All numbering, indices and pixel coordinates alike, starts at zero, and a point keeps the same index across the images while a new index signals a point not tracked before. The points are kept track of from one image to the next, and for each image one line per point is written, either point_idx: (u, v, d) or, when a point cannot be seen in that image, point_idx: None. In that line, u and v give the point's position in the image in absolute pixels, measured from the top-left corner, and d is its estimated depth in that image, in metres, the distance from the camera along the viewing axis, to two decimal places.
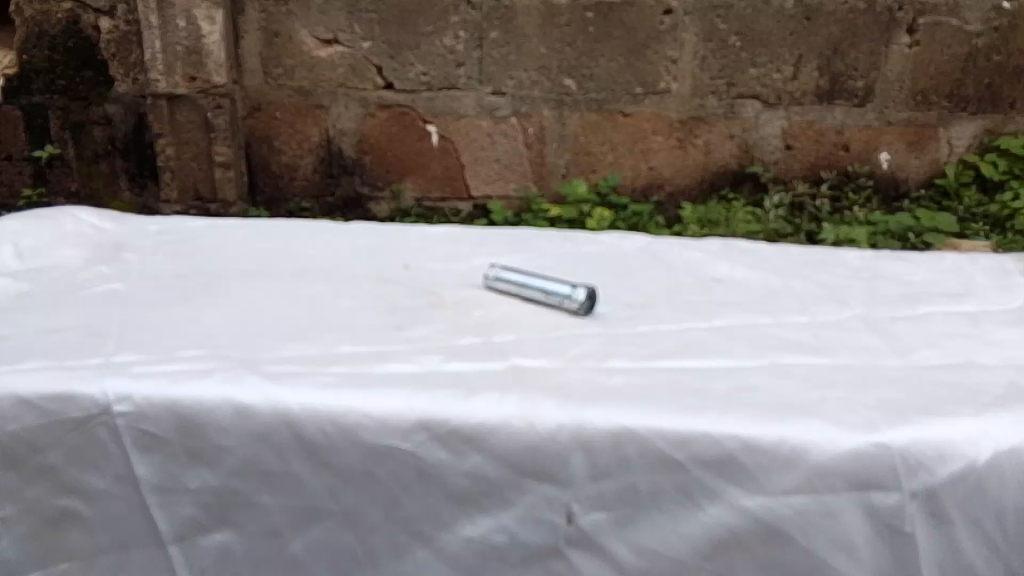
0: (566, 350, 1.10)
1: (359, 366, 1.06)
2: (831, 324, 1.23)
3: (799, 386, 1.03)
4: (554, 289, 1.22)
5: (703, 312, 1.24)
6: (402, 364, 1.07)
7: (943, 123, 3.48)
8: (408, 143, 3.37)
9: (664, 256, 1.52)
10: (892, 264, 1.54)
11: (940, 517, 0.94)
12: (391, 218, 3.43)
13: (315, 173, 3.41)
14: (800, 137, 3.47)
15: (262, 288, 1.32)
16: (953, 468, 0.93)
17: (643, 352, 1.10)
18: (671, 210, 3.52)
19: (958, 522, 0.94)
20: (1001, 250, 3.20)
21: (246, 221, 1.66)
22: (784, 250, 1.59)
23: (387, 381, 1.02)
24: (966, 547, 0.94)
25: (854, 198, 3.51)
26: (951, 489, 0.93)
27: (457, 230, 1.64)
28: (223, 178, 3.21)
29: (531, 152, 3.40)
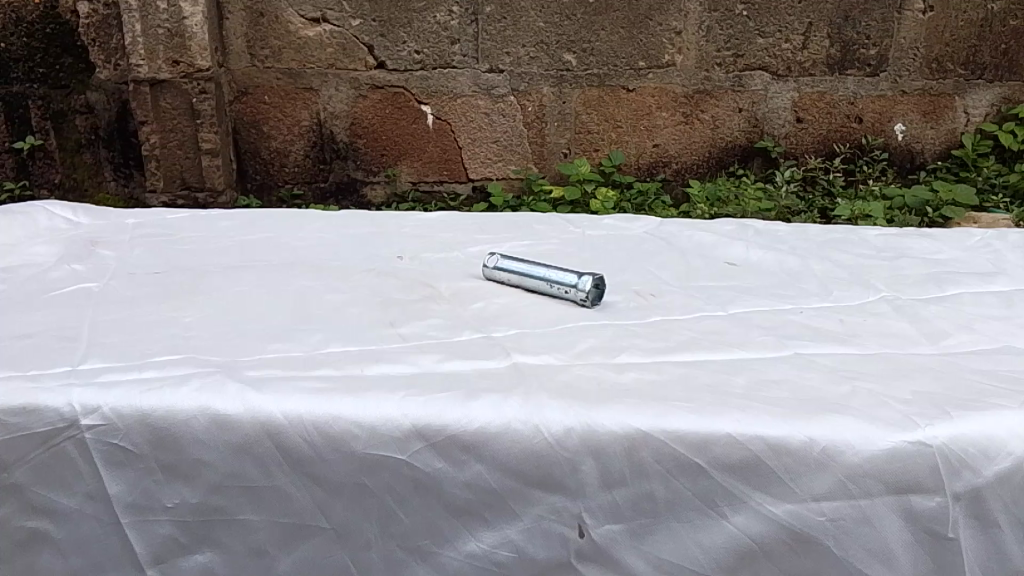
0: (573, 345, 0.92)
1: (342, 367, 0.84)
2: (855, 309, 1.09)
3: (823, 380, 0.85)
4: (558, 278, 1.08)
5: (717, 300, 1.10)
6: (367, 359, 0.86)
7: (959, 92, 3.34)
8: (402, 124, 3.22)
9: (675, 240, 1.38)
10: (916, 241, 1.41)
11: (986, 523, 0.75)
12: (387, 203, 3.30)
13: (306, 159, 3.27)
14: (811, 109, 3.32)
15: (247, 279, 1.14)
16: (999, 467, 0.74)
17: (660, 346, 0.93)
18: (678, 188, 3.38)
19: (1006, 526, 0.75)
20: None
21: (224, 210, 1.50)
22: (800, 229, 1.46)
23: (352, 377, 0.81)
24: (1015, 553, 0.76)
25: (868, 171, 3.37)
26: (997, 489, 0.75)
27: (451, 217, 1.51)
28: (210, 166, 3.07)
29: (531, 131, 3.26)
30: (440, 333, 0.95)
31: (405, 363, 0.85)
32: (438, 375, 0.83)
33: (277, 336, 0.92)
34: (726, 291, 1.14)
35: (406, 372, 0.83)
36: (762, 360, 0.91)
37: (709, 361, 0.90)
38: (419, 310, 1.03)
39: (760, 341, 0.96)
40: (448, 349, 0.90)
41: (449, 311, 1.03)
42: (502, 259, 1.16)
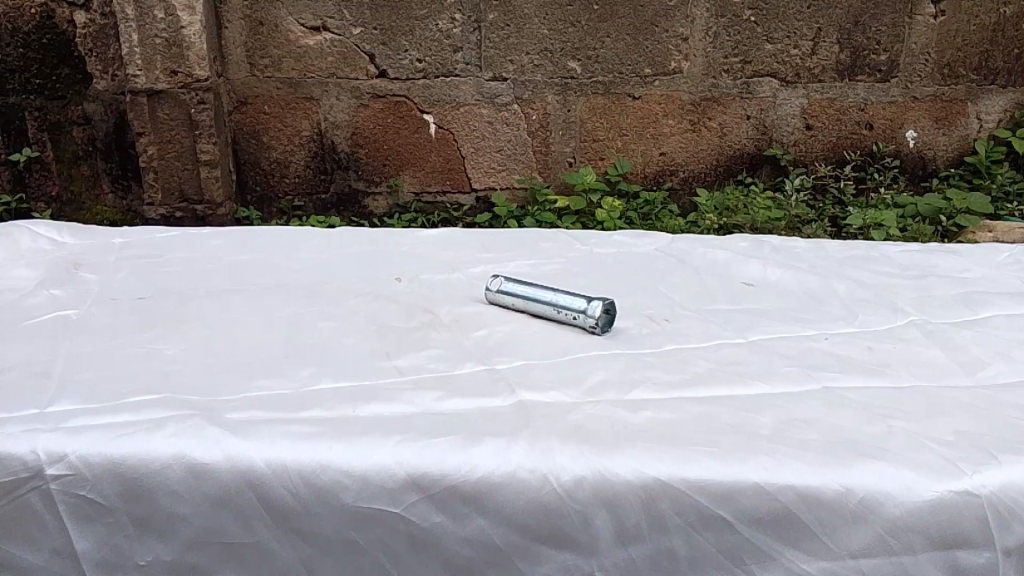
0: (583, 378, 0.86)
1: (332, 406, 0.77)
2: (883, 336, 1.03)
3: (856, 419, 0.79)
4: (565, 302, 1.02)
5: (735, 326, 1.04)
6: (358, 397, 0.79)
7: (971, 98, 3.28)
8: (404, 134, 3.16)
9: (688, 257, 1.32)
10: (941, 258, 1.34)
11: None
12: (389, 214, 3.24)
13: (307, 169, 3.20)
14: (821, 116, 3.25)
15: (236, 305, 1.07)
16: None
17: (677, 380, 0.87)
18: (685, 197, 3.31)
19: None
20: None
21: (215, 228, 1.44)
22: (818, 245, 1.39)
23: (343, 418, 0.75)
24: None
25: (880, 178, 3.30)
26: None
27: (452, 234, 1.45)
28: (208, 178, 3.00)
29: (535, 140, 3.19)
30: (440, 365, 0.88)
31: (401, 400, 0.79)
32: (437, 415, 0.76)
33: (264, 370, 0.86)
34: (745, 315, 1.08)
35: (402, 412, 0.77)
36: (787, 397, 0.84)
37: (731, 398, 0.84)
38: (418, 339, 0.96)
39: (785, 373, 0.90)
40: (449, 385, 0.83)
41: (449, 340, 0.96)
42: (506, 281, 1.10)
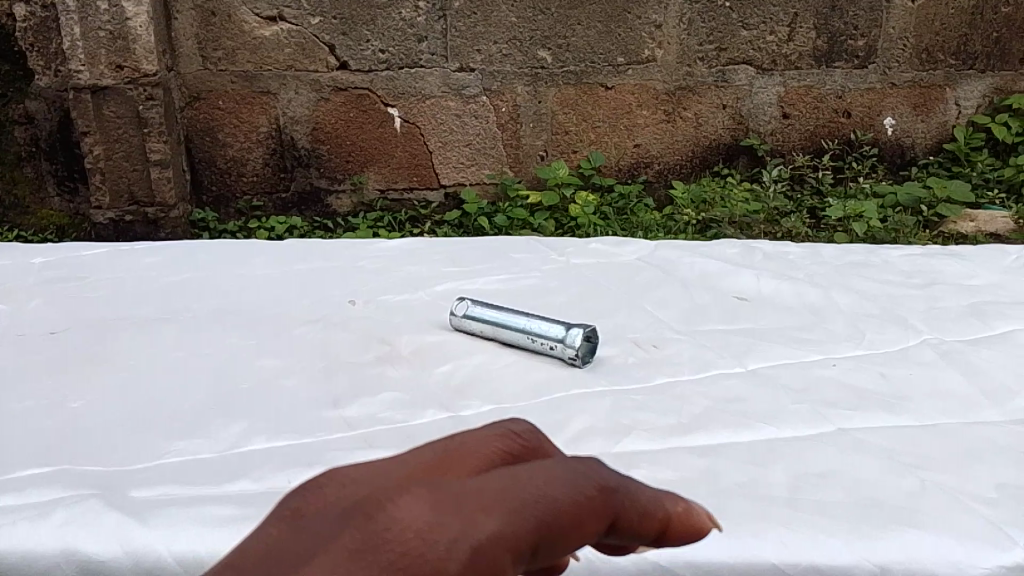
0: (566, 427, 0.76)
1: (261, 478, 0.68)
2: (898, 358, 0.92)
3: (883, 469, 0.69)
4: (539, 330, 0.90)
5: (734, 350, 0.92)
6: (289, 462, 0.70)
7: (950, 83, 3.20)
8: (368, 129, 2.98)
9: (675, 268, 1.20)
10: (945, 262, 1.24)
11: None
12: (354, 213, 3.06)
13: (265, 167, 3.01)
14: (798, 104, 3.15)
15: (162, 337, 0.95)
16: None
17: (671, 425, 0.76)
18: (661, 190, 3.19)
19: None
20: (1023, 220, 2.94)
21: (151, 244, 1.30)
22: (813, 250, 1.29)
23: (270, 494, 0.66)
24: None
25: (858, 167, 3.20)
26: None
27: (415, 245, 1.32)
28: (160, 179, 2.77)
29: (505, 133, 3.05)
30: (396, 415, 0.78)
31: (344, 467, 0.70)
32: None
33: (184, 427, 0.76)
34: (741, 337, 0.96)
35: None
36: (798, 443, 0.73)
37: (732, 447, 0.73)
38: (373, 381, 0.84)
39: (793, 411, 0.78)
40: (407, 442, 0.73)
41: (411, 380, 0.85)
42: (474, 304, 0.96)
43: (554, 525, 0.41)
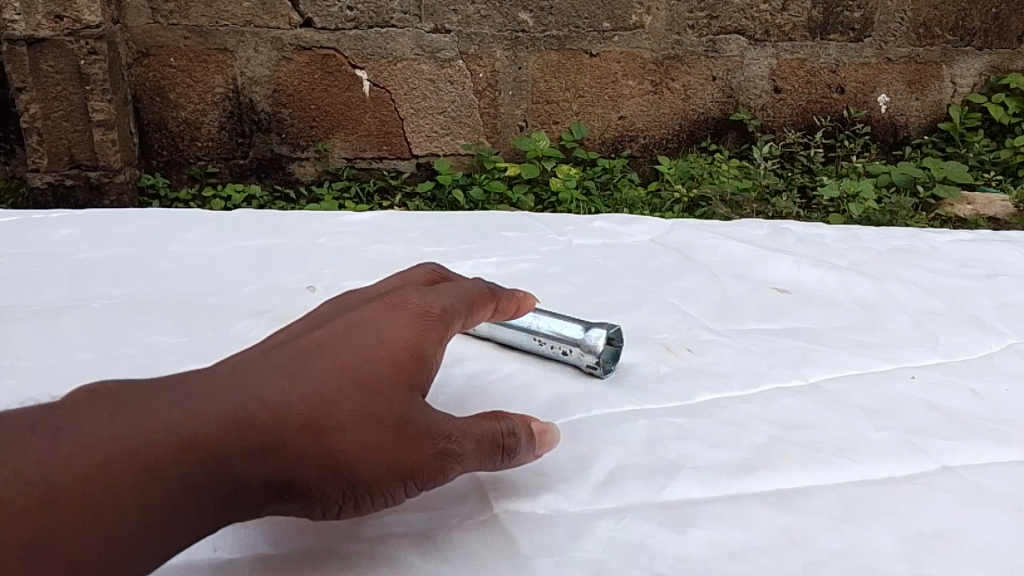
0: (594, 472, 0.63)
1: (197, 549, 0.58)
2: (983, 369, 0.76)
3: (1010, 528, 0.57)
4: (549, 333, 0.77)
5: (784, 356, 0.76)
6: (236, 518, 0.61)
7: (946, 60, 2.97)
8: (333, 92, 2.64)
9: (696, 251, 1.03)
10: (1003, 247, 1.08)
11: None
12: (319, 183, 2.74)
13: (220, 131, 2.66)
14: (791, 78, 2.91)
15: (72, 339, 0.79)
16: None
17: (730, 461, 0.63)
18: (646, 165, 2.92)
19: None
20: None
21: (70, 213, 1.09)
22: (849, 231, 1.12)
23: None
24: None
25: (850, 146, 2.98)
26: None
27: (387, 218, 1.12)
28: (104, 143, 2.41)
29: (482, 101, 2.74)
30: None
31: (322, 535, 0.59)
32: (377, 567, 0.57)
33: None
34: (792, 341, 0.80)
35: (310, 545, 0.59)
36: (900, 488, 0.60)
37: (817, 493, 0.60)
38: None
39: (878, 441, 0.65)
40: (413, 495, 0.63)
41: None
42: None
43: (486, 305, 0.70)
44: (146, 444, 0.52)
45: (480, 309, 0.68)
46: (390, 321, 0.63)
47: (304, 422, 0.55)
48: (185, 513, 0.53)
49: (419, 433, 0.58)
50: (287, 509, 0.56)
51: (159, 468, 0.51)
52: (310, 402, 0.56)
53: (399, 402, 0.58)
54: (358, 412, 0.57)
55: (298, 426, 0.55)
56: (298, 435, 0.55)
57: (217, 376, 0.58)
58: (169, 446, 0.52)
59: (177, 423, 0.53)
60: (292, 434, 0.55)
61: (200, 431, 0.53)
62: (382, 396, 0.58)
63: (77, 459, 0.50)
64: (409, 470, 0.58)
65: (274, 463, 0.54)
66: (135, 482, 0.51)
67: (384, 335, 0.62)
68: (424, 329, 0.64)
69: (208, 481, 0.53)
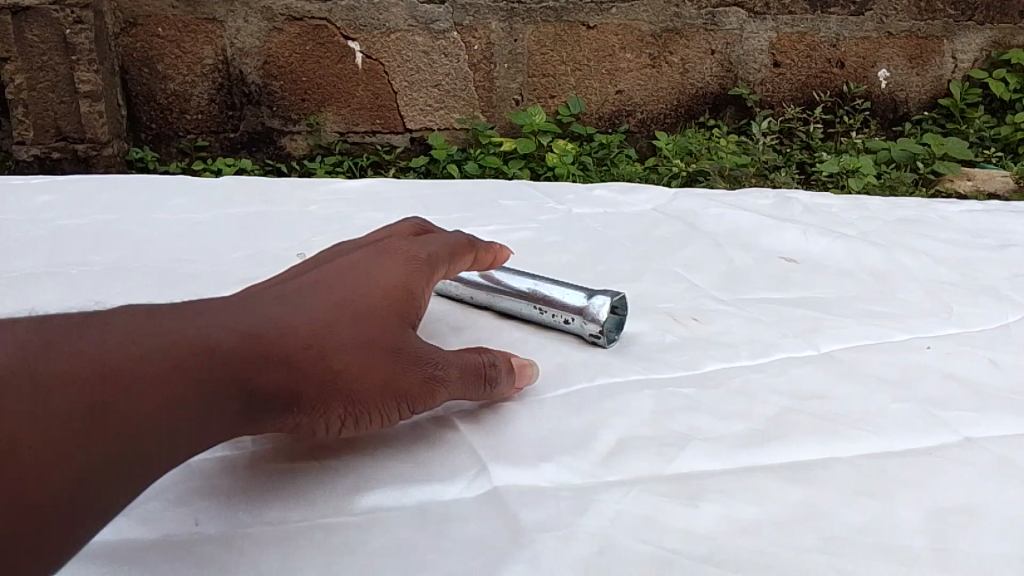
0: (598, 441, 0.62)
1: (192, 509, 0.57)
2: (1000, 339, 0.74)
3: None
4: (554, 301, 0.76)
5: (796, 327, 0.75)
6: (224, 496, 0.58)
7: (948, 34, 2.55)
8: (324, 64, 2.31)
9: (700, 221, 1.00)
10: (1017, 221, 1.04)
11: None
12: (311, 158, 2.39)
13: (211, 104, 2.33)
14: (790, 52, 2.51)
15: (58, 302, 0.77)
16: None
17: (742, 433, 0.61)
18: (644, 141, 2.54)
19: None
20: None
21: (54, 179, 1.06)
22: (857, 202, 1.09)
23: (201, 552, 0.54)
24: None
25: (850, 122, 2.55)
26: None
27: (381, 187, 1.09)
28: (91, 114, 2.15)
29: (477, 74, 2.39)
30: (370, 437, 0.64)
31: (318, 502, 0.58)
32: (374, 524, 0.56)
33: None
34: (803, 312, 0.78)
35: (301, 522, 0.56)
36: (922, 462, 0.58)
37: (833, 467, 0.58)
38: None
39: (896, 413, 0.63)
40: (410, 472, 0.60)
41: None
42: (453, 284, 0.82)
43: (465, 255, 0.75)
44: (172, 354, 0.54)
45: (462, 257, 0.72)
46: (381, 263, 0.67)
47: (310, 343, 0.59)
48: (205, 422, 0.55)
49: (409, 359, 0.63)
50: (288, 427, 0.59)
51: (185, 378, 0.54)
52: (314, 326, 0.60)
53: (392, 330, 0.62)
54: (356, 336, 0.60)
55: (304, 348, 0.58)
56: (306, 354, 0.58)
57: (223, 305, 0.60)
58: (194, 358, 0.54)
59: (197, 339, 0.55)
60: (299, 354, 0.58)
61: (217, 347, 0.56)
62: (378, 325, 0.62)
63: (112, 364, 0.52)
64: (403, 392, 0.62)
65: (283, 379, 0.57)
66: (165, 389, 0.53)
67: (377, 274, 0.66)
68: (413, 270, 0.68)
69: (226, 393, 0.55)
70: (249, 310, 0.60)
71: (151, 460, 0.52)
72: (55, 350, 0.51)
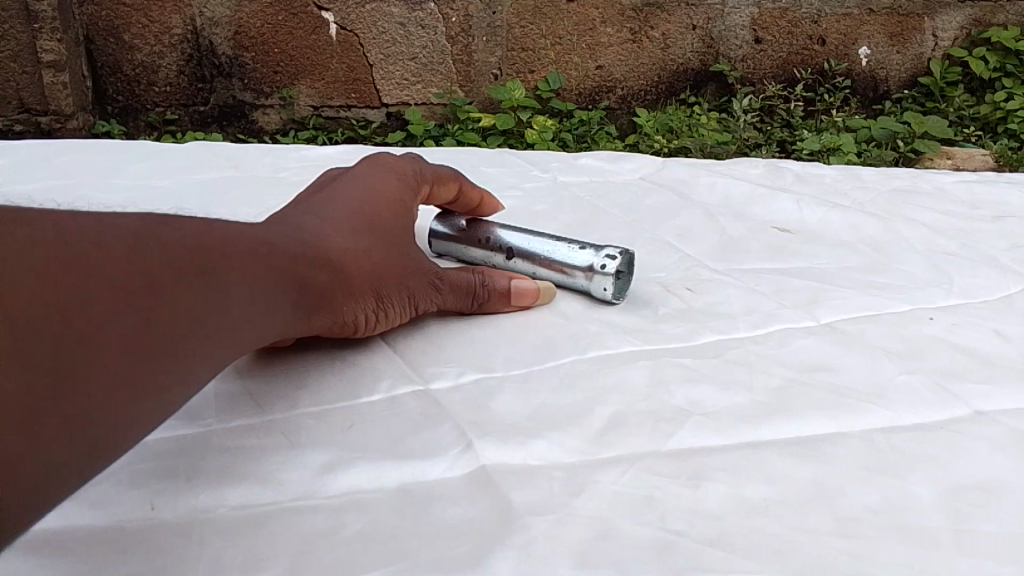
0: (592, 414, 0.58)
1: (154, 490, 0.53)
2: (1006, 310, 0.71)
3: None
4: (563, 259, 0.76)
5: (795, 298, 0.72)
6: (184, 482, 0.53)
7: (929, 11, 2.50)
8: (298, 35, 2.22)
9: (690, 190, 0.97)
10: (1013, 192, 1.01)
11: None
12: (284, 133, 2.31)
13: (180, 75, 2.23)
14: (772, 29, 2.45)
15: None
16: None
17: (743, 406, 0.58)
18: (625, 118, 2.48)
19: None
20: (1004, 163, 2.34)
21: (14, 149, 1.02)
22: (850, 172, 1.06)
23: (163, 533, 0.50)
24: None
25: (831, 100, 2.50)
26: None
27: (360, 156, 1.05)
28: (54, 85, 2.06)
29: (455, 46, 2.31)
30: (350, 412, 0.60)
31: (294, 480, 0.54)
32: (353, 504, 0.52)
33: None
34: (801, 281, 0.75)
35: (276, 502, 0.52)
36: (935, 438, 0.55)
37: (843, 443, 0.55)
38: (303, 374, 0.64)
39: (903, 386, 0.60)
40: (389, 453, 0.56)
41: (362, 346, 0.68)
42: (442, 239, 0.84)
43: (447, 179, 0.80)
44: (245, 244, 0.56)
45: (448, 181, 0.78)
46: (387, 183, 0.72)
47: (351, 246, 0.64)
48: (277, 311, 0.58)
49: (418, 266, 0.69)
50: (333, 326, 0.64)
51: (259, 266, 0.56)
52: (347, 237, 0.64)
53: (404, 242, 0.68)
54: (381, 244, 0.66)
55: (345, 252, 0.63)
56: (351, 256, 0.63)
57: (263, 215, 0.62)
58: (265, 260, 0.57)
59: (258, 236, 0.58)
60: (345, 255, 0.63)
61: (279, 249, 0.59)
62: (394, 237, 0.68)
63: (201, 244, 0.53)
64: (415, 294, 0.69)
65: (333, 278, 0.62)
66: (246, 272, 0.55)
67: (386, 193, 0.71)
68: (412, 191, 0.73)
69: (290, 286, 0.59)
70: (284, 221, 0.63)
71: (233, 347, 0.54)
72: (152, 234, 0.51)
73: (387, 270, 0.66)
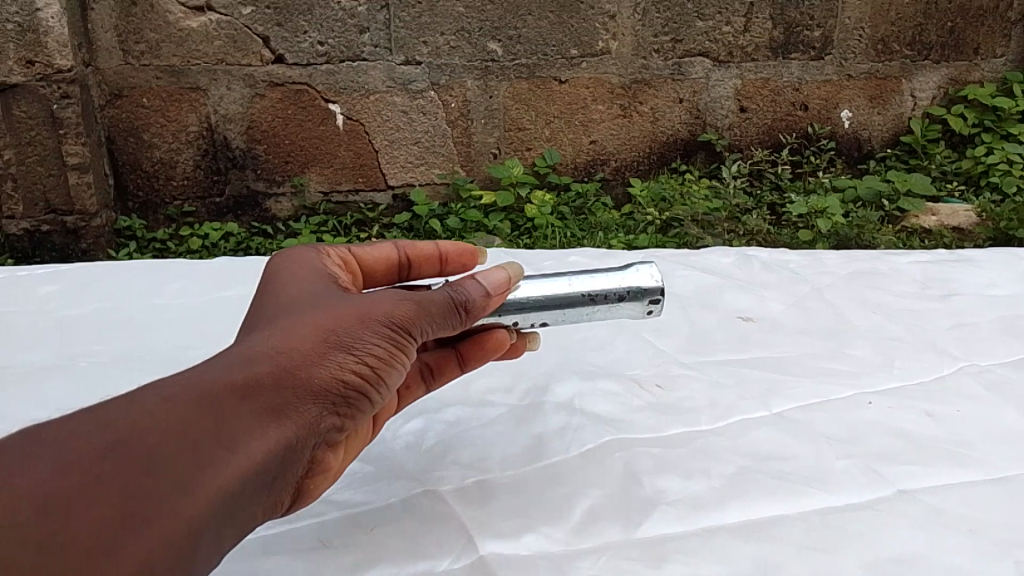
0: (574, 508, 0.68)
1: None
2: (939, 393, 0.81)
3: (960, 550, 0.62)
4: (603, 291, 0.78)
5: (753, 388, 0.83)
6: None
7: (905, 74, 2.63)
8: (307, 127, 2.36)
9: (666, 283, 1.08)
10: (959, 269, 1.12)
11: None
12: (296, 219, 2.44)
13: (197, 169, 2.35)
14: (756, 98, 2.58)
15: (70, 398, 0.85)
16: None
17: (703, 496, 0.68)
18: (620, 189, 2.60)
19: None
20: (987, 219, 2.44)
21: (60, 271, 1.14)
22: (813, 256, 1.17)
23: None
24: None
25: (816, 162, 2.63)
26: None
27: None
28: (79, 186, 2.15)
29: (455, 130, 2.44)
30: (367, 517, 0.69)
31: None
32: None
33: None
34: (759, 373, 0.86)
35: None
36: (865, 518, 0.65)
37: (787, 525, 0.64)
38: None
39: (842, 471, 0.70)
40: (402, 552, 0.65)
41: (371, 456, 0.77)
42: None
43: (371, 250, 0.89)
44: (152, 399, 0.55)
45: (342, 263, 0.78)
46: (289, 290, 0.70)
47: (281, 343, 0.61)
48: (235, 427, 0.55)
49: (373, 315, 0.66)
50: (332, 414, 0.62)
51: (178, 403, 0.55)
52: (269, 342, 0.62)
53: (342, 311, 0.66)
54: (310, 326, 0.63)
55: (273, 352, 0.61)
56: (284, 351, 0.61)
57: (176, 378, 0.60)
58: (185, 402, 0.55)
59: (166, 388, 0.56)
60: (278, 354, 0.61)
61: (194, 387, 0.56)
62: (323, 312, 0.65)
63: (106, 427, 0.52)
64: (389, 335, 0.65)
65: (283, 371, 0.60)
66: (165, 423, 0.53)
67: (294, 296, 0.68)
68: (315, 282, 0.71)
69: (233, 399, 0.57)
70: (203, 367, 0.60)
71: (198, 474, 0.52)
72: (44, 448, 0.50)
73: (337, 334, 0.63)
